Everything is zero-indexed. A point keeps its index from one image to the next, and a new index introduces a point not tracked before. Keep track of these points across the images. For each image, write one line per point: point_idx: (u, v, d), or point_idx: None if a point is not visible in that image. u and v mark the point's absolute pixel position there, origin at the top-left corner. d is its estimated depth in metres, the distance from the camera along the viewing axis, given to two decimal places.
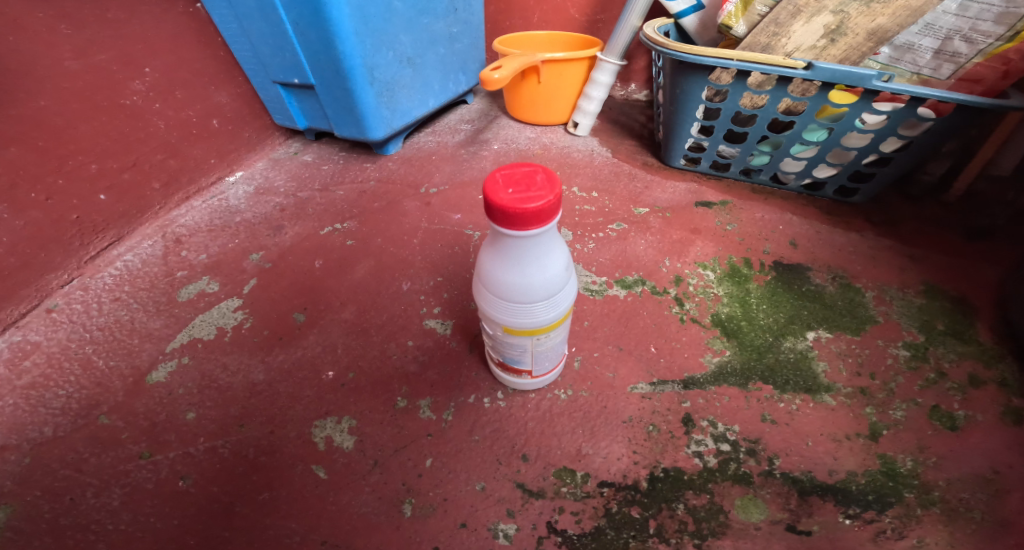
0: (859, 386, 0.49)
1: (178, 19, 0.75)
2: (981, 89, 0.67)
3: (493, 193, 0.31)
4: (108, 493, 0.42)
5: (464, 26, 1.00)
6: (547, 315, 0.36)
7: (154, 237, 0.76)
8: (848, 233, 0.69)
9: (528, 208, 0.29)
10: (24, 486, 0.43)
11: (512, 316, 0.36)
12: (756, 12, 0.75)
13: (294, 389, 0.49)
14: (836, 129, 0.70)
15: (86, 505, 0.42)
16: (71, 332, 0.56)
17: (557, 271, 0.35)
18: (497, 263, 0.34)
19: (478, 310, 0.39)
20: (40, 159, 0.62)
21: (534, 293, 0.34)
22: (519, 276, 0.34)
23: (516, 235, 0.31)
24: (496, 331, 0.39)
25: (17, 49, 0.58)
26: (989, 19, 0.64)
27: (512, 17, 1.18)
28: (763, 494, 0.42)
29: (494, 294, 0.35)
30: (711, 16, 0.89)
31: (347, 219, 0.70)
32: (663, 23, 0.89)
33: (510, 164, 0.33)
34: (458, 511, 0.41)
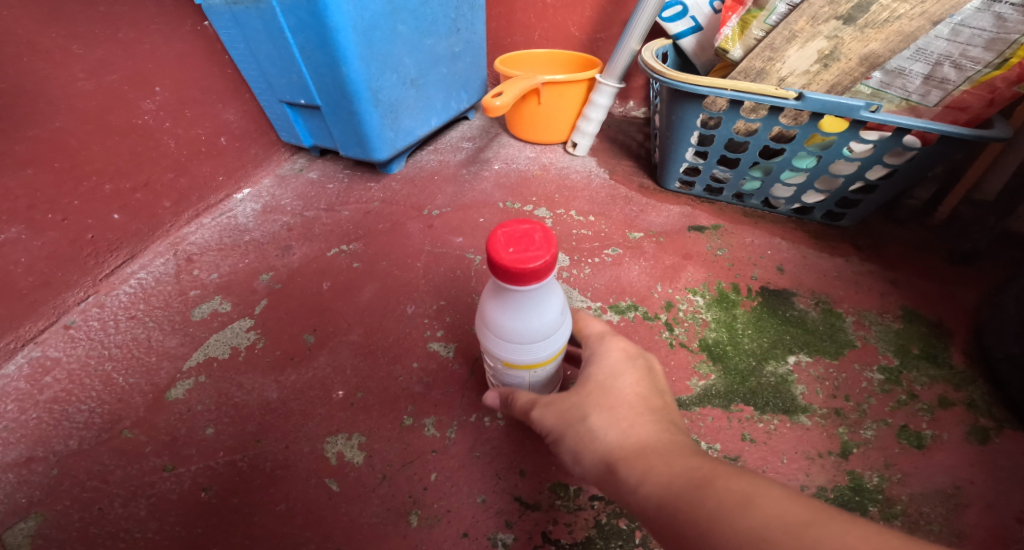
0: (834, 407, 0.52)
1: (185, 38, 0.78)
2: (966, 117, 0.72)
3: (496, 251, 0.34)
4: (134, 504, 0.45)
5: (465, 45, 1.04)
6: (544, 353, 0.40)
7: (166, 254, 0.79)
8: (833, 257, 0.72)
9: (528, 268, 0.33)
10: (53, 496, 0.45)
11: (512, 355, 0.39)
12: (752, 37, 0.80)
13: (307, 407, 0.51)
14: (825, 158, 0.73)
15: (114, 514, 0.44)
16: (89, 348, 0.58)
17: (552, 316, 0.38)
18: (498, 310, 0.38)
19: (480, 349, 0.42)
20: (55, 180, 0.65)
21: (533, 336, 0.38)
22: (519, 322, 0.37)
23: (517, 288, 0.35)
24: (497, 367, 0.43)
25: (31, 71, 0.61)
26: (979, 45, 0.68)
27: (514, 35, 1.22)
28: None
29: (494, 337, 0.39)
30: (708, 38, 0.94)
31: (353, 241, 0.73)
32: (662, 45, 0.92)
33: (510, 221, 0.36)
34: (459, 522, 0.43)
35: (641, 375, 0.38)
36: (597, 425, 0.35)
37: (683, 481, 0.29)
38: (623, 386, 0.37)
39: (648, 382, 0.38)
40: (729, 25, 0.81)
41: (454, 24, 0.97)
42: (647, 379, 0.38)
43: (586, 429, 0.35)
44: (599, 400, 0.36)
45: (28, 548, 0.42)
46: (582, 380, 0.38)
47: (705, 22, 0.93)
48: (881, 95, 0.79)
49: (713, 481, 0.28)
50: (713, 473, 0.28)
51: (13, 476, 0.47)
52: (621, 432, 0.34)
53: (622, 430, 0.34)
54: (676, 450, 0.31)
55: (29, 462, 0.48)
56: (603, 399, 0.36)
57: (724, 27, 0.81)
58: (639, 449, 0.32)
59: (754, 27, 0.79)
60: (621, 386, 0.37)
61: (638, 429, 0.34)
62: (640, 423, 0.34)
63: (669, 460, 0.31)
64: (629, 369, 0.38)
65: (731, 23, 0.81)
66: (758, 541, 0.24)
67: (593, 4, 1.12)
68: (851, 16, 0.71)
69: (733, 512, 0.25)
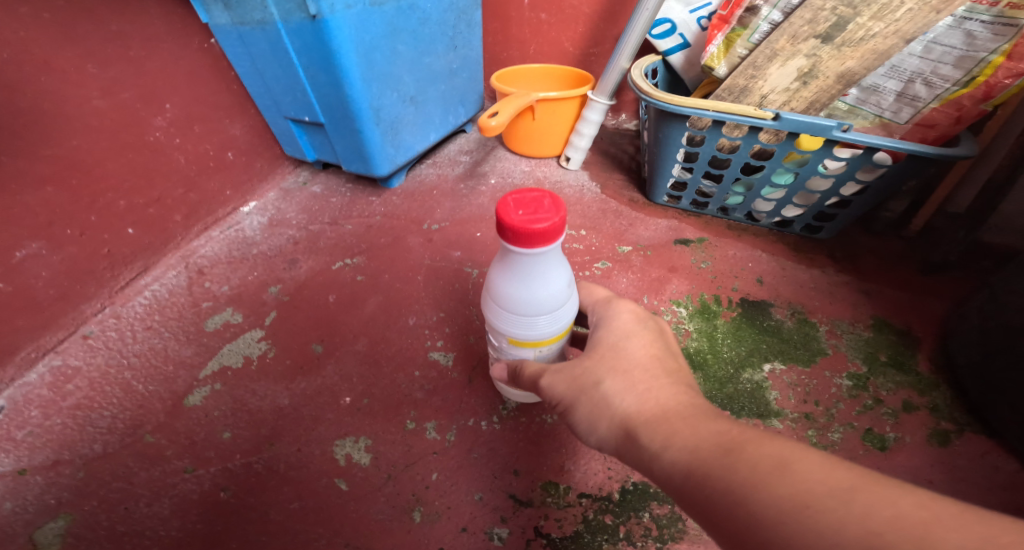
0: (804, 412, 0.56)
1: (192, 56, 0.81)
2: (935, 133, 0.76)
3: (507, 214, 0.37)
4: (158, 503, 0.48)
5: (463, 61, 1.08)
6: (548, 324, 0.43)
7: (177, 267, 0.83)
8: (810, 269, 0.76)
9: (536, 228, 0.36)
10: (82, 497, 0.48)
11: (518, 322, 0.43)
12: (736, 54, 0.84)
13: (317, 412, 0.55)
14: (802, 174, 0.77)
15: (140, 513, 0.47)
16: (108, 358, 0.61)
17: (557, 285, 0.42)
18: (505, 277, 0.42)
19: (485, 320, 0.46)
20: (74, 197, 0.69)
21: (538, 308, 0.42)
22: (525, 287, 0.41)
23: (525, 251, 0.38)
24: (501, 340, 0.47)
25: (48, 90, 0.63)
26: (949, 62, 0.72)
27: (510, 49, 1.27)
28: None
29: (502, 305, 0.43)
30: (696, 55, 1.00)
31: (356, 255, 0.77)
32: (653, 60, 0.98)
33: (519, 190, 0.40)
34: (459, 517, 0.47)
35: (652, 342, 0.41)
36: (612, 389, 0.37)
37: (710, 444, 0.30)
38: (635, 351, 0.40)
39: (658, 347, 0.41)
40: (715, 43, 0.85)
41: (452, 41, 1.02)
42: (659, 345, 0.41)
43: (602, 394, 0.38)
44: (613, 366, 0.39)
45: (59, 546, 0.45)
46: (594, 347, 0.41)
47: (692, 39, 0.98)
48: (857, 110, 0.83)
49: (744, 446, 0.29)
50: (741, 438, 0.29)
51: (42, 478, 0.50)
52: (638, 396, 0.36)
53: (638, 394, 0.36)
54: (696, 414, 0.33)
55: (57, 464, 0.51)
56: (617, 365, 0.39)
57: (710, 45, 0.85)
58: (660, 414, 0.34)
59: (738, 45, 0.83)
60: (633, 352, 0.40)
61: (654, 392, 0.36)
62: (656, 387, 0.37)
63: (693, 425, 0.32)
64: (640, 336, 0.41)
65: (716, 41, 0.85)
66: (803, 507, 0.24)
67: (586, 20, 1.17)
68: (829, 35, 0.75)
69: (768, 473, 0.27)
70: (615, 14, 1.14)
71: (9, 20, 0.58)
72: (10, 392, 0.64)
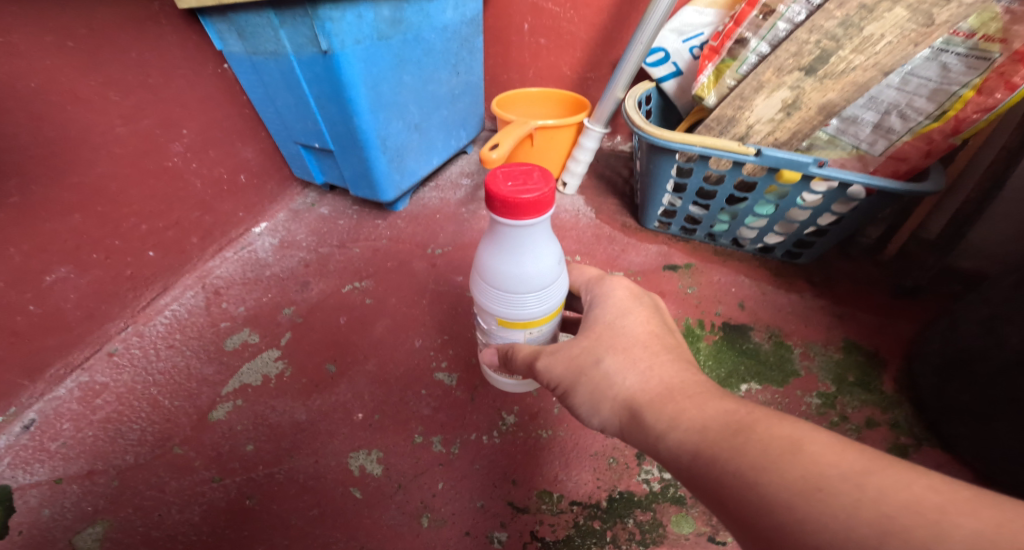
0: None
1: (206, 81, 0.85)
2: (906, 165, 0.82)
3: (498, 187, 0.42)
4: (189, 510, 0.52)
5: (464, 87, 1.15)
6: (536, 298, 0.48)
7: (195, 287, 0.88)
8: (789, 293, 0.82)
9: (523, 198, 0.41)
10: (117, 504, 0.53)
11: (510, 296, 0.47)
12: (725, 85, 0.90)
13: (332, 426, 0.59)
14: (782, 206, 0.82)
15: (172, 519, 0.52)
16: (134, 375, 0.65)
17: (543, 259, 0.46)
18: (498, 251, 0.46)
19: (474, 297, 0.51)
20: (99, 223, 0.73)
21: (529, 284, 0.46)
22: (515, 259, 0.46)
23: (515, 222, 0.43)
24: (491, 320, 0.51)
25: (73, 118, 0.68)
26: (924, 95, 0.76)
27: (510, 71, 1.34)
28: (693, 511, 0.52)
29: (493, 281, 0.47)
30: (688, 83, 1.06)
31: (364, 278, 0.82)
32: (645, 89, 1.04)
33: (510, 169, 0.45)
34: (462, 523, 0.51)
35: (649, 321, 0.47)
36: (613, 366, 0.43)
37: (718, 425, 0.35)
38: (634, 331, 0.46)
39: (653, 323, 0.47)
40: (705, 74, 0.92)
41: (455, 68, 1.08)
42: (656, 325, 0.47)
43: (603, 370, 0.44)
44: (613, 346, 0.45)
45: None
46: (593, 328, 0.47)
47: (683, 66, 1.04)
48: (837, 140, 0.88)
49: (753, 428, 0.34)
50: (751, 421, 0.35)
51: (77, 487, 0.54)
52: (641, 376, 0.42)
53: (642, 374, 0.42)
54: (702, 393, 0.39)
55: (91, 474, 0.55)
56: (617, 344, 0.45)
57: (701, 74, 0.93)
58: (664, 394, 0.40)
59: (727, 77, 0.90)
60: (630, 332, 0.46)
61: (656, 372, 0.42)
62: (657, 366, 0.42)
63: (700, 405, 0.38)
64: (637, 316, 0.47)
65: (707, 72, 0.92)
66: (817, 490, 0.29)
67: (584, 46, 1.23)
68: (812, 67, 0.80)
69: (776, 451, 0.32)
70: (611, 40, 1.20)
71: (35, 49, 0.62)
72: (40, 405, 0.68)
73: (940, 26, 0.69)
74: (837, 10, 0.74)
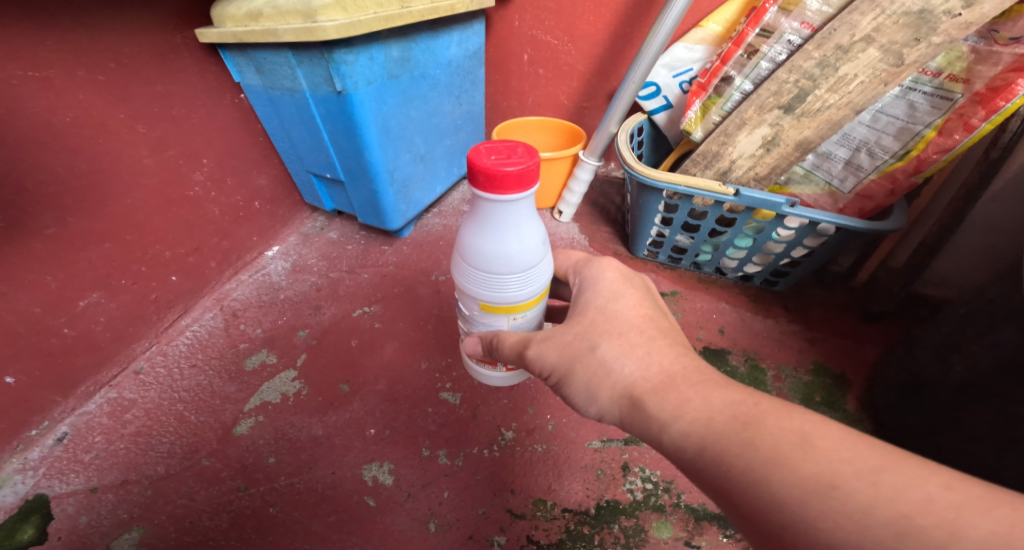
0: None
1: (224, 111, 0.91)
2: (872, 203, 0.89)
3: (480, 162, 0.44)
4: (218, 517, 0.58)
5: (466, 116, 1.21)
6: (520, 281, 0.49)
7: (213, 309, 0.93)
8: (766, 318, 0.89)
9: (506, 169, 0.43)
10: (152, 511, 0.58)
11: (494, 278, 0.49)
12: (711, 121, 0.98)
13: (346, 441, 0.64)
14: (758, 239, 0.89)
15: (203, 525, 0.57)
16: (161, 392, 0.71)
17: (526, 238, 0.48)
18: (481, 230, 0.48)
19: (456, 279, 0.52)
20: (127, 250, 0.79)
21: (512, 264, 0.48)
22: (498, 238, 0.47)
23: (498, 197, 0.45)
24: (474, 302, 0.53)
25: (105, 150, 0.73)
26: (892, 133, 0.83)
27: (510, 99, 1.42)
28: (671, 518, 0.58)
29: (476, 260, 0.48)
30: (678, 115, 1.15)
31: (373, 303, 0.88)
32: (636, 121, 1.11)
33: (493, 147, 0.47)
34: (466, 528, 0.57)
35: (642, 305, 0.49)
36: (612, 352, 0.46)
37: (728, 419, 0.39)
38: (628, 315, 0.48)
39: (646, 305, 0.50)
40: (694, 110, 1.00)
41: (458, 96, 1.15)
42: (649, 308, 0.49)
43: (600, 355, 0.46)
44: (609, 332, 0.47)
45: None
46: (587, 312, 0.49)
47: (674, 100, 1.14)
48: (812, 175, 0.95)
49: (761, 422, 0.38)
50: (760, 416, 0.38)
51: (113, 495, 0.60)
52: (641, 364, 0.45)
53: (642, 361, 0.45)
54: (706, 383, 0.42)
55: (126, 483, 0.61)
56: (613, 330, 0.47)
57: (689, 110, 1.00)
58: (665, 382, 0.43)
59: (713, 113, 0.97)
60: (624, 316, 0.48)
61: (654, 359, 0.45)
62: (655, 352, 0.45)
63: (706, 398, 0.41)
64: (631, 300, 0.50)
65: (695, 107, 1.00)
66: (831, 488, 0.33)
67: (579, 78, 1.32)
68: (790, 106, 0.84)
69: (788, 445, 0.36)
70: (605, 72, 1.29)
71: (70, 84, 0.67)
72: (71, 420, 0.73)
73: (909, 67, 0.73)
74: (815, 52, 0.78)
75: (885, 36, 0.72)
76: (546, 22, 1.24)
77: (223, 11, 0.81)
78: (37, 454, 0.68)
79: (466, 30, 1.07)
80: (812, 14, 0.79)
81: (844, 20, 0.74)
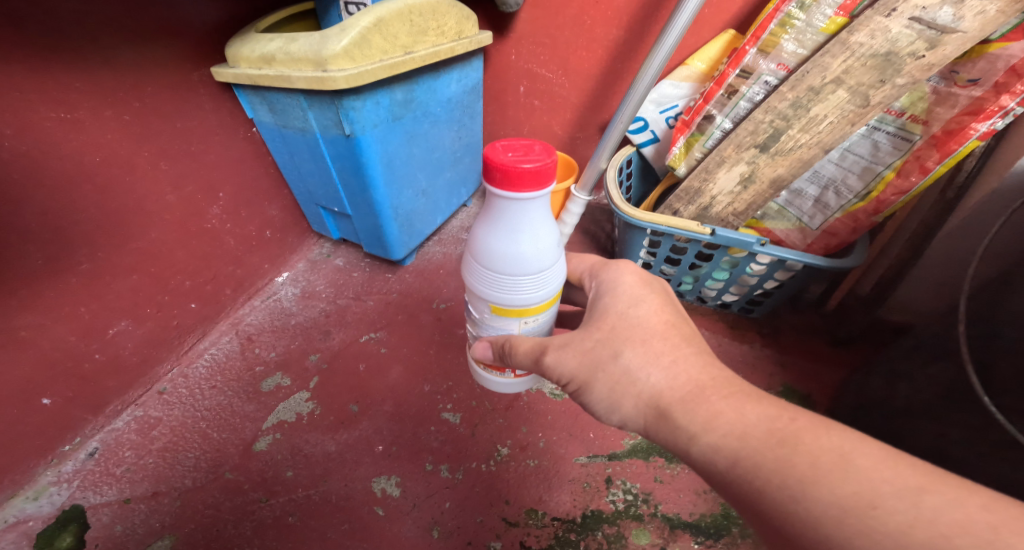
0: None
1: (238, 144, 0.96)
2: (838, 240, 0.97)
3: (498, 160, 0.47)
4: (242, 526, 0.67)
5: (466, 148, 1.29)
6: (535, 283, 0.53)
7: (228, 333, 0.99)
8: (742, 344, 1.01)
9: (524, 166, 0.46)
10: (181, 520, 0.68)
11: (510, 278, 0.52)
12: (693, 157, 1.05)
13: (356, 456, 0.73)
14: (734, 273, 0.96)
15: (229, 533, 0.66)
16: (184, 410, 0.82)
17: (540, 237, 0.52)
18: (499, 231, 0.51)
19: (472, 283, 0.55)
20: (151, 281, 0.85)
21: (528, 263, 0.52)
22: (515, 237, 0.51)
23: (517, 195, 0.48)
24: (490, 305, 0.56)
25: (131, 188, 0.79)
26: (856, 172, 0.91)
27: (507, 129, 1.52)
28: (649, 526, 0.66)
29: (491, 259, 0.52)
30: (665, 147, 1.24)
31: (379, 329, 0.95)
32: (624, 155, 1.20)
33: (509, 147, 0.50)
34: (466, 533, 0.65)
35: (663, 313, 0.54)
36: (639, 359, 0.50)
37: (763, 434, 0.43)
38: (653, 322, 0.53)
39: (667, 312, 0.54)
40: (678, 147, 1.08)
41: (459, 127, 1.22)
42: (671, 316, 0.54)
43: (625, 362, 0.51)
44: (634, 340, 0.52)
45: None
46: (611, 319, 0.54)
47: (661, 134, 1.23)
48: (785, 211, 1.02)
49: (796, 439, 0.42)
50: (794, 433, 0.42)
51: (146, 505, 0.70)
52: (667, 373, 0.49)
53: (668, 370, 0.50)
54: (735, 395, 0.47)
55: (158, 494, 0.71)
56: (640, 339, 0.51)
57: (674, 146, 1.08)
58: (691, 392, 0.48)
59: (694, 151, 1.04)
60: (648, 324, 0.53)
61: (678, 368, 0.49)
62: (680, 361, 0.50)
63: (739, 411, 0.45)
64: (653, 306, 0.54)
65: (680, 143, 1.08)
66: (871, 508, 0.37)
67: (573, 112, 1.42)
68: (766, 144, 0.91)
69: (824, 461, 0.40)
70: (597, 105, 1.38)
71: (98, 125, 0.72)
72: (101, 436, 0.79)
73: (875, 107, 0.79)
74: (789, 93, 0.85)
75: (853, 78, 0.78)
76: (541, 56, 1.32)
77: (236, 52, 0.85)
78: (70, 467, 0.75)
79: (465, 67, 1.14)
80: (788, 55, 0.86)
81: (816, 63, 0.81)
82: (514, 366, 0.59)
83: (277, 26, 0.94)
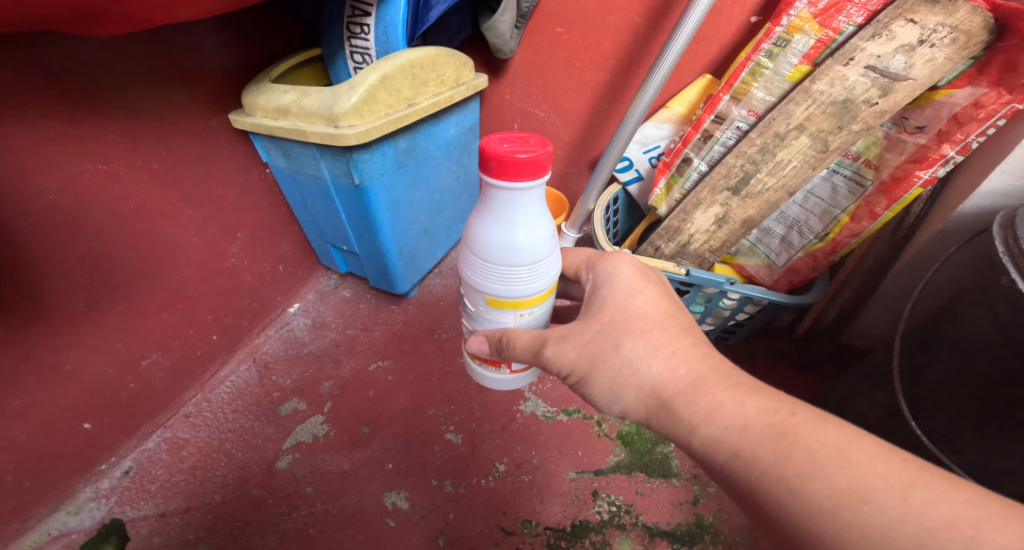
0: (695, 473, 0.81)
1: (254, 186, 1.04)
2: (800, 276, 1.07)
3: (495, 151, 0.54)
4: (267, 537, 0.75)
5: (465, 186, 1.39)
6: (529, 273, 0.61)
7: (246, 361, 1.07)
8: None
9: (519, 157, 0.53)
10: (213, 531, 0.76)
11: (507, 267, 0.59)
12: (673, 198, 1.16)
13: (369, 472, 0.81)
14: (709, 306, 1.06)
15: (257, 543, 0.74)
16: (209, 432, 0.91)
17: (533, 228, 0.59)
18: (496, 223, 0.59)
19: (472, 274, 0.63)
20: (178, 315, 0.93)
21: (524, 254, 0.59)
22: (511, 229, 0.58)
23: (514, 184, 0.55)
24: (488, 296, 0.63)
25: (162, 232, 0.87)
26: (817, 214, 1.02)
27: None
28: (631, 535, 0.74)
29: (489, 251, 0.59)
30: (647, 186, 1.37)
31: (386, 357, 1.03)
32: (609, 196, 1.31)
33: (506, 140, 0.57)
34: (467, 542, 0.73)
35: (661, 304, 0.60)
36: (644, 350, 0.57)
37: (763, 426, 0.50)
38: (653, 313, 0.59)
39: (665, 302, 0.61)
40: (659, 189, 1.18)
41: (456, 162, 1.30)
42: (667, 306, 0.61)
43: (627, 351, 0.57)
44: (637, 330, 0.58)
45: None
46: (613, 310, 0.60)
47: (644, 172, 1.35)
48: (756, 247, 1.13)
49: (793, 434, 0.49)
50: (788, 427, 0.49)
51: (180, 518, 0.79)
52: (668, 364, 0.56)
53: (669, 360, 0.56)
54: (734, 389, 0.53)
55: (190, 508, 0.80)
56: (641, 329, 0.58)
57: (656, 188, 1.19)
58: (691, 382, 0.54)
59: (674, 193, 1.15)
60: (647, 315, 0.59)
61: (677, 358, 0.56)
62: (679, 350, 0.56)
63: (740, 403, 0.52)
64: (651, 297, 0.61)
65: (661, 184, 1.18)
66: (863, 501, 0.44)
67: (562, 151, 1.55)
68: (737, 188, 1.01)
69: (818, 453, 0.47)
70: (584, 144, 1.51)
71: (134, 175, 0.81)
72: (134, 455, 0.88)
73: (833, 151, 0.90)
74: (757, 139, 0.95)
75: (815, 125, 0.89)
76: (534, 97, 1.45)
77: (253, 101, 0.93)
78: (107, 484, 0.84)
79: (463, 111, 1.24)
80: (757, 102, 0.98)
81: (782, 110, 0.91)
82: (510, 359, 0.66)
83: (286, 74, 1.03)
